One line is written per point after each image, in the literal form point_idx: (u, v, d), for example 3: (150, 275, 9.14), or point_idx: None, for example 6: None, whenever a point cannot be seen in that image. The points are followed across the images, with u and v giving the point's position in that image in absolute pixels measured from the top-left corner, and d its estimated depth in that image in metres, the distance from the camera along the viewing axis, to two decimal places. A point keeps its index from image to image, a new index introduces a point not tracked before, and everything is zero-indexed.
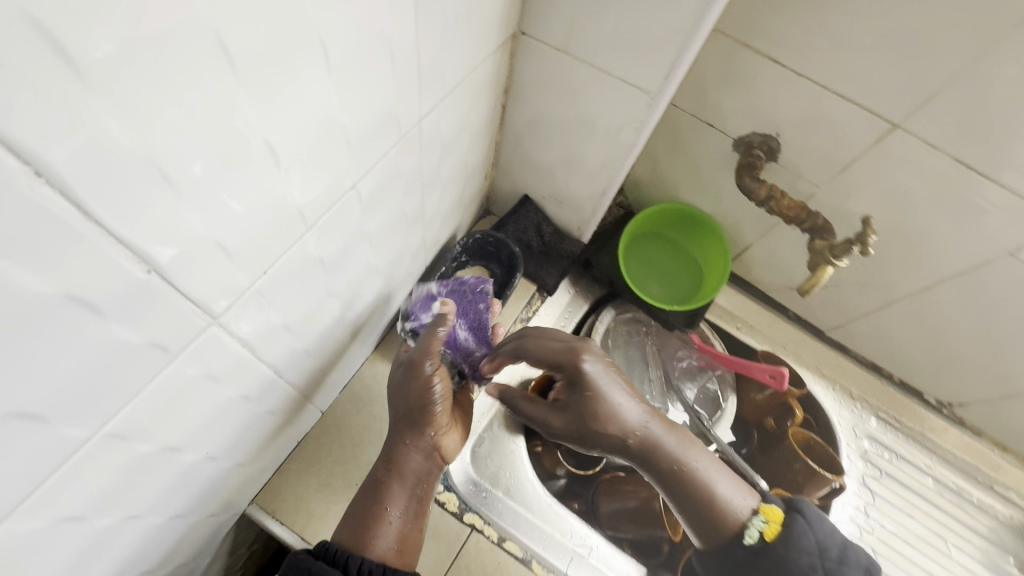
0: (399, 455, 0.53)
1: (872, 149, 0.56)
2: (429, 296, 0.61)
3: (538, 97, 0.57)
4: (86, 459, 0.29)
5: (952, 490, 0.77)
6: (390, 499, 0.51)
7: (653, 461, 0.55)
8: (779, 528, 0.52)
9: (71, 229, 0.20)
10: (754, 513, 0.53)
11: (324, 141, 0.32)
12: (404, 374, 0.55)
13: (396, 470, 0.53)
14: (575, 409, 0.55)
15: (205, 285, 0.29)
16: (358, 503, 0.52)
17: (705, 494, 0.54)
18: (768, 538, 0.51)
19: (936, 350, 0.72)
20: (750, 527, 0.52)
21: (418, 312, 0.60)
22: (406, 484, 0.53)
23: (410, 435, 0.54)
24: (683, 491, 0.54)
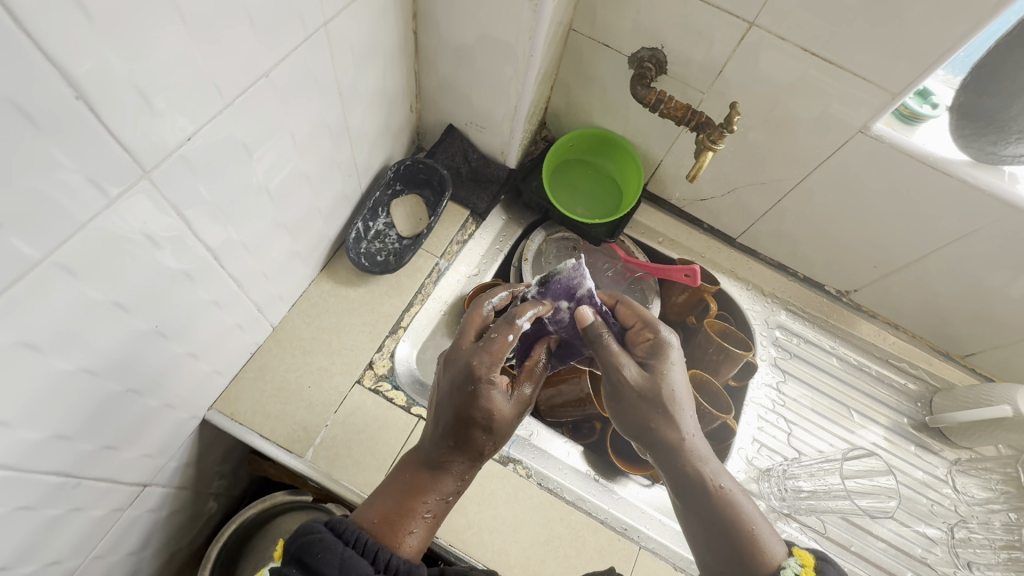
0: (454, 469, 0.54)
1: (738, 48, 0.65)
2: (567, 293, 0.63)
3: (444, 20, 0.63)
4: (38, 283, 0.34)
5: (854, 366, 0.87)
6: (433, 508, 0.53)
7: (703, 463, 0.57)
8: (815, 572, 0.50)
9: (4, 34, 0.26)
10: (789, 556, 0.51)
11: (229, 13, 0.37)
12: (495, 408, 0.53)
13: (451, 483, 0.54)
14: (655, 391, 0.58)
15: (130, 131, 0.35)
16: (401, 501, 0.52)
17: (742, 518, 0.54)
18: None
19: (825, 238, 0.82)
20: (786, 570, 0.50)
21: (548, 295, 0.64)
22: (448, 500, 0.54)
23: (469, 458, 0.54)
24: (719, 504, 0.55)
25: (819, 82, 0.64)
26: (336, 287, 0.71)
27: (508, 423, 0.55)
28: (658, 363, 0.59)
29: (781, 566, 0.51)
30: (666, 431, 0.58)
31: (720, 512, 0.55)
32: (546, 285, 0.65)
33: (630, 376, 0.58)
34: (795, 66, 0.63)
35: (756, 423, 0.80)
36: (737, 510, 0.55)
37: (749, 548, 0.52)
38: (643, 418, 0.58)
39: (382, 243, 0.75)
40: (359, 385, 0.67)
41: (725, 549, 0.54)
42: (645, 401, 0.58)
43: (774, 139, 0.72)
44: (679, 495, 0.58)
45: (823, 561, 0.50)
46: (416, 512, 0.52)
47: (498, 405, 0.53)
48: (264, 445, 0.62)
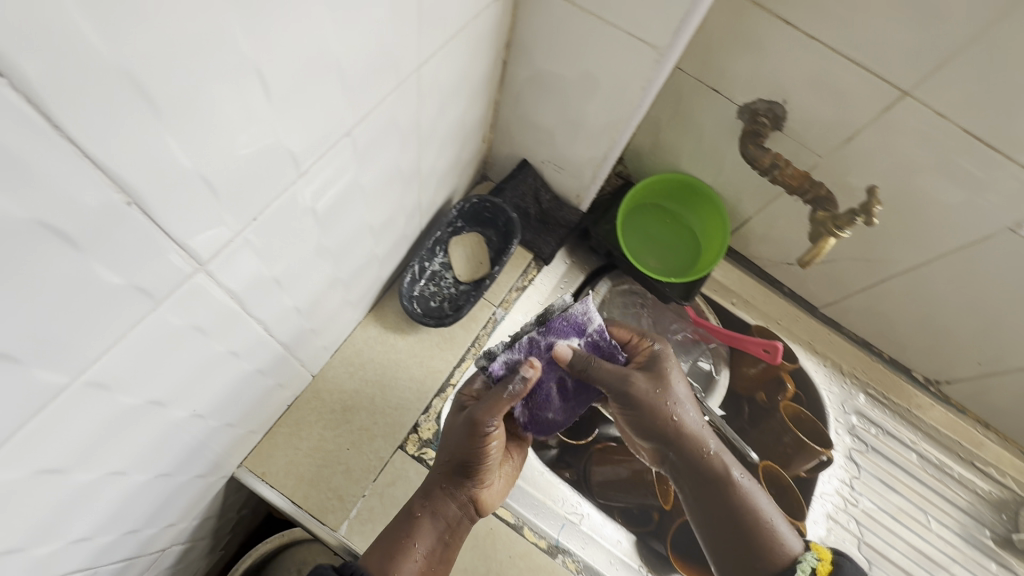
0: (438, 486, 0.52)
1: (880, 117, 0.55)
2: (577, 331, 0.56)
3: (540, 53, 0.54)
4: (65, 408, 0.27)
5: (935, 465, 0.78)
6: (421, 541, 0.50)
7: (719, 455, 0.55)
8: (831, 566, 0.49)
9: (39, 144, 0.18)
10: (805, 549, 0.50)
11: (316, 77, 0.30)
12: (456, 428, 0.54)
13: (429, 509, 0.51)
14: (665, 388, 0.56)
15: (186, 226, 0.27)
16: (395, 532, 0.50)
17: (758, 512, 0.52)
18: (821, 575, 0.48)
19: (926, 327, 0.73)
20: (804, 562, 0.49)
21: (553, 334, 0.56)
22: (433, 528, 0.51)
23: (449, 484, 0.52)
24: (733, 497, 0.53)
25: (972, 168, 0.54)
26: (383, 334, 0.65)
27: (466, 438, 0.52)
28: (669, 365, 0.57)
29: (796, 561, 0.49)
30: (684, 426, 0.55)
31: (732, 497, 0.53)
32: (549, 323, 0.56)
33: (637, 386, 0.55)
34: (946, 148, 0.54)
35: (825, 524, 0.72)
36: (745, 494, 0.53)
37: (762, 532, 0.51)
38: (660, 414, 0.55)
39: (437, 287, 0.68)
40: (402, 450, 0.60)
41: (739, 539, 0.51)
42: (662, 398, 0.55)
43: (896, 219, 0.63)
44: (695, 496, 0.55)
45: (840, 556, 0.50)
46: (402, 540, 0.49)
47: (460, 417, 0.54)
48: (295, 512, 0.56)
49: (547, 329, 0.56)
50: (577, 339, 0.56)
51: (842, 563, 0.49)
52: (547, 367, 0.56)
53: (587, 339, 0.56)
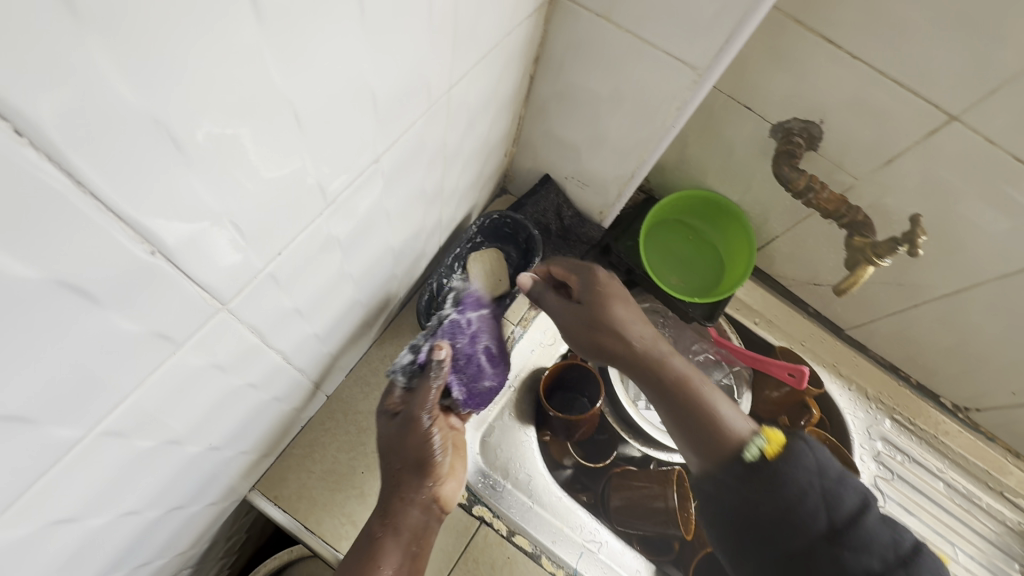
0: (391, 493, 0.47)
1: (924, 141, 0.53)
2: (477, 303, 0.62)
3: (569, 69, 0.52)
4: (81, 459, 0.26)
5: (962, 495, 0.76)
6: (387, 561, 0.43)
7: (664, 362, 0.52)
8: (779, 447, 0.47)
9: (60, 202, 0.17)
10: (754, 434, 0.48)
11: (350, 107, 0.28)
12: (392, 433, 0.49)
13: (388, 524, 0.45)
14: (605, 307, 0.54)
15: (211, 268, 0.25)
16: (352, 563, 0.43)
17: (711, 407, 0.50)
18: (769, 457, 0.46)
19: (958, 354, 0.71)
20: (752, 446, 0.47)
21: (469, 309, 0.60)
22: (396, 544, 0.44)
23: (402, 491, 0.46)
24: (682, 398, 0.51)
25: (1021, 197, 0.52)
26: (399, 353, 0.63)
27: (407, 438, 0.48)
28: (605, 285, 0.55)
29: (745, 448, 0.47)
30: (623, 345, 0.53)
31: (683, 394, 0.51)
32: (463, 302, 0.60)
33: (570, 317, 0.55)
34: (993, 175, 0.52)
35: None
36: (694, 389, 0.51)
37: (715, 425, 0.49)
38: (600, 326, 0.54)
39: None
40: None
41: (699, 436, 0.50)
42: (597, 311, 0.54)
43: (934, 245, 0.61)
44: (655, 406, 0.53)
45: (792, 438, 0.47)
46: (363, 566, 0.42)
47: (393, 424, 0.49)
48: (307, 537, 0.55)
49: (463, 307, 0.60)
50: (477, 314, 0.61)
51: (793, 444, 0.47)
52: (472, 340, 0.58)
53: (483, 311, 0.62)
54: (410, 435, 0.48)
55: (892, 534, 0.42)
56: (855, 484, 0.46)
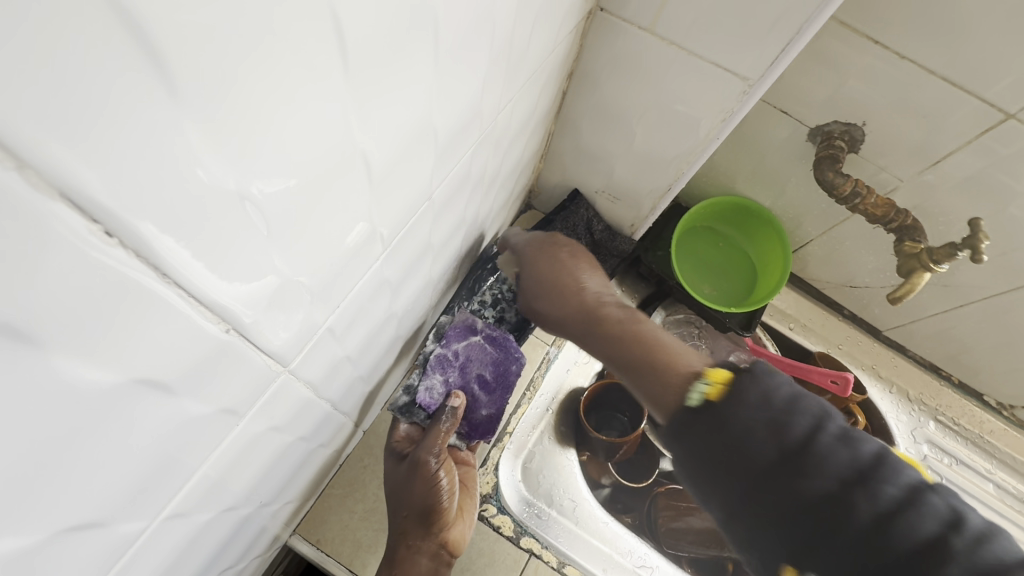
0: (400, 536, 0.47)
1: (976, 140, 0.51)
2: (469, 330, 0.56)
3: (604, 83, 0.50)
4: (145, 547, 0.23)
5: (1013, 495, 0.74)
6: None
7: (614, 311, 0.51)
8: (724, 385, 0.38)
9: (142, 297, 0.15)
10: (696, 377, 0.40)
11: (416, 148, 0.26)
12: (398, 478, 0.49)
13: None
14: (559, 270, 0.55)
15: (280, 332, 0.23)
16: None
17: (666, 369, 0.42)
18: (710, 401, 0.38)
19: (1004, 353, 0.69)
20: (693, 391, 0.39)
21: (455, 343, 0.55)
22: None
23: (409, 542, 0.46)
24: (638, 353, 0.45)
25: None
26: None
27: (412, 485, 0.47)
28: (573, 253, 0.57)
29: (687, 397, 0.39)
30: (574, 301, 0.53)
31: (653, 355, 0.44)
32: (447, 335, 0.55)
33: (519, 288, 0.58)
34: None
35: None
36: (661, 347, 0.44)
37: (680, 383, 0.40)
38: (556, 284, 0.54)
39: None
40: None
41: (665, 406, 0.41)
42: (565, 265, 0.55)
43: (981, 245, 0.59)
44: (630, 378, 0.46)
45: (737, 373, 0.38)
46: None
47: (399, 469, 0.49)
48: None
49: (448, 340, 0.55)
50: (475, 338, 0.56)
51: (738, 377, 0.37)
52: (462, 374, 0.54)
53: (478, 335, 0.56)
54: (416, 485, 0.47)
55: (849, 451, 0.33)
56: (866, 434, 0.35)
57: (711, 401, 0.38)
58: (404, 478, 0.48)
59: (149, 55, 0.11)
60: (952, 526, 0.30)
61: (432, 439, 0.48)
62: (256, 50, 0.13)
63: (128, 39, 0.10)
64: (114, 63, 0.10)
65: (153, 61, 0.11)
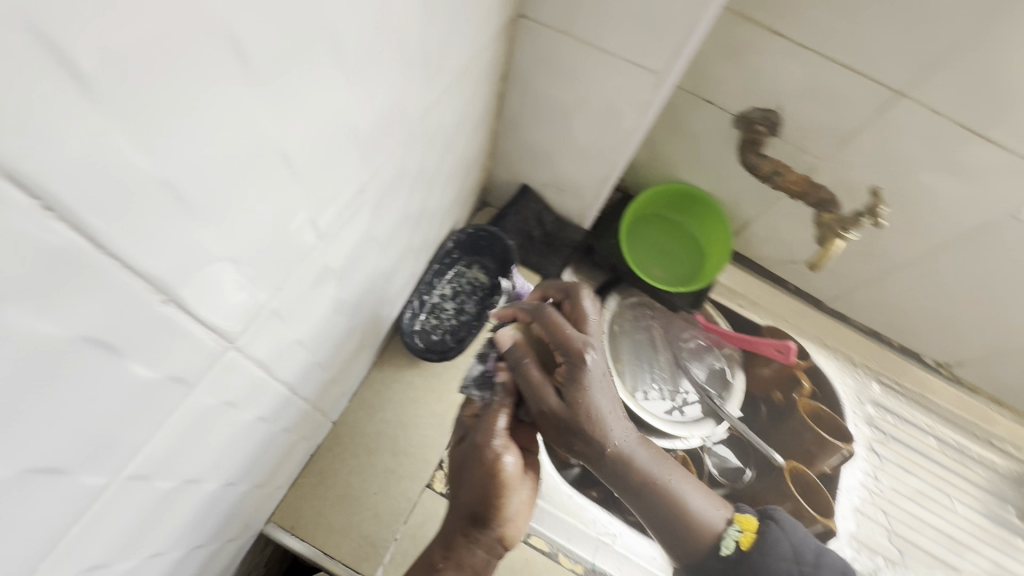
0: (448, 535, 0.51)
1: (877, 117, 0.56)
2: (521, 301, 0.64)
3: (535, 82, 0.54)
4: (108, 505, 0.26)
5: (953, 447, 0.79)
6: None
7: (636, 455, 0.54)
8: (753, 536, 0.56)
9: (81, 263, 0.18)
10: (729, 523, 0.57)
11: (336, 143, 0.29)
12: (461, 462, 0.53)
13: (449, 560, 0.49)
14: (597, 423, 0.51)
15: (219, 308, 0.27)
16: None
17: (677, 499, 0.55)
18: (744, 547, 0.55)
19: (933, 315, 0.74)
20: (728, 537, 0.56)
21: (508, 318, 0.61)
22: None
23: (468, 533, 0.50)
24: (654, 493, 0.55)
25: (976, 161, 0.54)
26: (399, 372, 0.64)
27: (474, 474, 0.51)
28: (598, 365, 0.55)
29: (722, 535, 0.56)
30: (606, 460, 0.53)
31: (669, 508, 0.55)
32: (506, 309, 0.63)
33: (546, 403, 0.51)
34: (943, 143, 0.55)
35: (855, 517, 0.72)
36: (676, 499, 0.55)
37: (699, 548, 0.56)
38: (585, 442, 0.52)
39: (437, 319, 0.67)
40: (430, 490, 0.59)
41: (680, 529, 0.55)
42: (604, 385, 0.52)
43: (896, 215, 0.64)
44: (640, 512, 0.56)
45: (764, 525, 0.57)
46: None
47: (469, 450, 0.53)
48: (327, 563, 0.55)
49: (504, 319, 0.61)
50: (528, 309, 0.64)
51: (766, 530, 0.56)
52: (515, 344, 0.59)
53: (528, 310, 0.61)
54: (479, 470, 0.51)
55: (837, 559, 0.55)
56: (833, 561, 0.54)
57: (742, 549, 0.55)
58: (466, 462, 0.53)
59: (60, 62, 0.14)
60: (800, 561, 0.53)
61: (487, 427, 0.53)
62: (153, 55, 0.16)
63: (45, 51, 0.14)
64: (34, 67, 0.14)
65: (65, 66, 0.14)
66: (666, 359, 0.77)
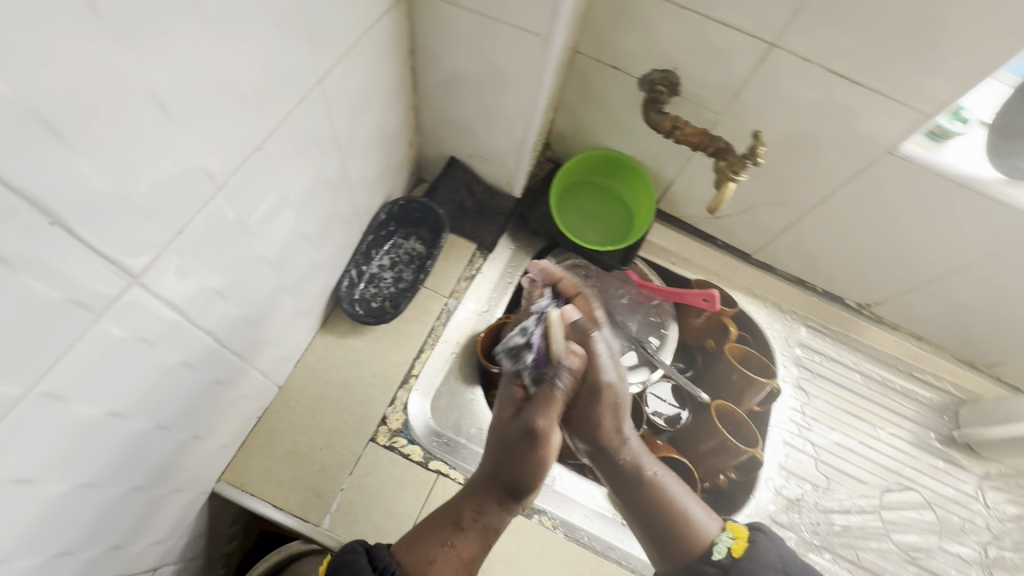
0: (480, 502, 0.53)
1: (756, 69, 0.61)
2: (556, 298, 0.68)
3: (440, 54, 0.59)
4: (25, 418, 0.30)
5: (877, 381, 0.85)
6: (459, 543, 0.51)
7: (644, 459, 0.59)
8: (746, 545, 0.52)
9: None
10: (721, 530, 0.54)
11: (213, 96, 0.34)
12: (507, 433, 0.55)
13: (477, 518, 0.53)
14: (616, 412, 0.59)
15: (112, 240, 0.31)
16: (435, 532, 0.51)
17: (674, 501, 0.56)
18: (735, 555, 0.52)
19: (846, 257, 0.79)
20: (720, 544, 0.53)
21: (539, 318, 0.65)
22: (472, 533, 0.52)
23: (497, 495, 0.54)
24: (654, 493, 0.57)
25: (848, 102, 0.59)
26: (342, 339, 0.68)
27: (513, 446, 0.54)
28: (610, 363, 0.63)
29: (714, 542, 0.53)
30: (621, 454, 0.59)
31: (663, 508, 0.56)
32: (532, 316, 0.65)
33: (603, 382, 0.59)
34: (817, 88, 0.60)
35: (783, 449, 0.77)
36: (671, 500, 0.56)
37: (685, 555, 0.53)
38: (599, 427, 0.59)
39: (377, 287, 0.71)
40: (374, 443, 0.64)
41: (670, 533, 0.55)
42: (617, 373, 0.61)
43: (793, 161, 0.69)
44: (639, 518, 0.57)
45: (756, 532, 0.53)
46: (440, 540, 0.50)
47: (509, 425, 0.56)
48: (277, 515, 0.59)
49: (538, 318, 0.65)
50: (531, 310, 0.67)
51: (756, 538, 0.53)
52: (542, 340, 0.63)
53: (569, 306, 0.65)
54: (532, 450, 0.53)
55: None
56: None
57: (734, 557, 0.52)
58: (508, 432, 0.55)
59: None
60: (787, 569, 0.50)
61: (542, 406, 0.54)
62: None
63: None
64: None
65: None
66: (601, 316, 0.82)
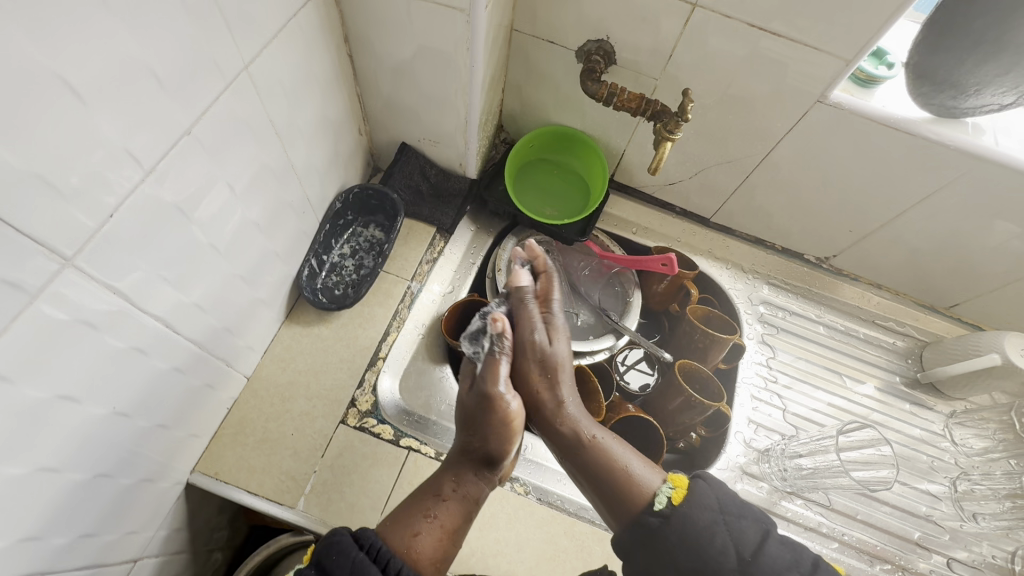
0: (458, 473, 0.55)
1: (683, 31, 0.62)
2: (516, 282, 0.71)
3: (374, 40, 0.60)
4: None
5: (841, 331, 0.86)
6: (441, 514, 0.52)
7: (582, 422, 0.60)
8: (684, 492, 0.52)
9: None
10: (663, 483, 0.54)
11: (126, 81, 0.35)
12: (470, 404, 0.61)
13: (456, 488, 0.54)
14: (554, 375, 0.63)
15: (35, 223, 0.32)
16: (414, 509, 0.52)
17: (616, 460, 0.56)
18: (675, 502, 0.51)
19: (798, 211, 0.81)
20: (660, 495, 0.52)
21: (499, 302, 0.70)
22: (453, 503, 0.53)
23: (470, 463, 0.56)
24: (595, 454, 0.57)
25: (774, 53, 0.61)
26: (307, 327, 0.70)
27: (478, 413, 0.59)
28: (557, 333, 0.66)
29: (656, 494, 0.53)
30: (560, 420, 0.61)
31: (607, 467, 0.56)
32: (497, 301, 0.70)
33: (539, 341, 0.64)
34: (742, 44, 0.61)
35: (751, 403, 0.79)
36: (614, 459, 0.56)
37: (633, 509, 0.53)
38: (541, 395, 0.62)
39: (339, 276, 0.73)
40: (344, 425, 0.65)
41: (615, 491, 0.54)
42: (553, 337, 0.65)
43: (733, 118, 0.71)
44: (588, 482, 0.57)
45: (694, 480, 0.53)
46: (421, 513, 0.51)
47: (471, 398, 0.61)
48: (252, 501, 0.60)
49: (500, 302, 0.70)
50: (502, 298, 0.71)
51: (695, 485, 0.52)
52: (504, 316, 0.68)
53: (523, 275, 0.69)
54: (491, 412, 0.58)
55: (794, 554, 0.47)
56: (757, 517, 0.50)
57: (675, 504, 0.51)
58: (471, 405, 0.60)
59: None
60: (724, 511, 0.49)
61: (491, 375, 0.60)
62: None
63: None
64: None
65: None
66: (565, 289, 0.85)
